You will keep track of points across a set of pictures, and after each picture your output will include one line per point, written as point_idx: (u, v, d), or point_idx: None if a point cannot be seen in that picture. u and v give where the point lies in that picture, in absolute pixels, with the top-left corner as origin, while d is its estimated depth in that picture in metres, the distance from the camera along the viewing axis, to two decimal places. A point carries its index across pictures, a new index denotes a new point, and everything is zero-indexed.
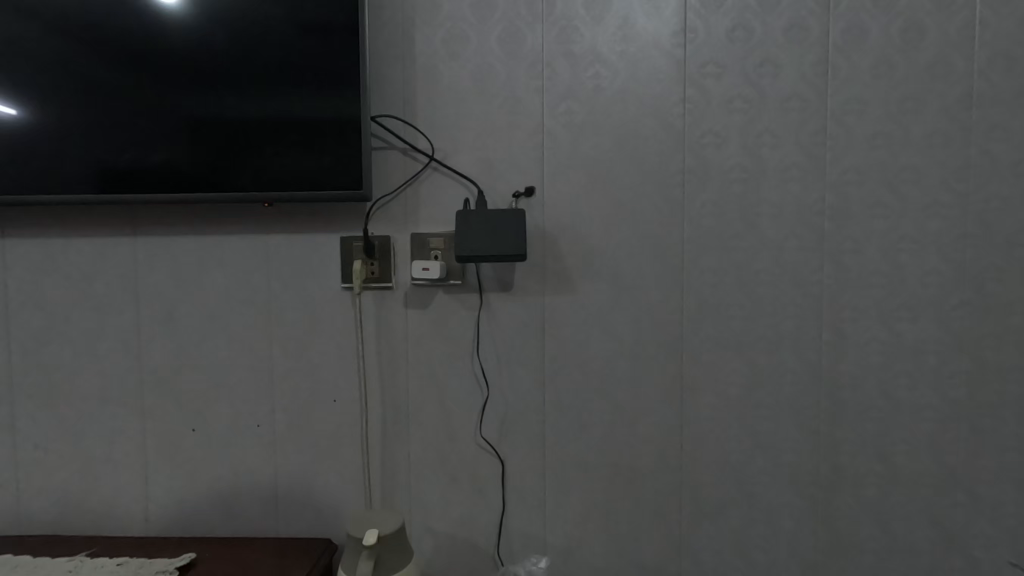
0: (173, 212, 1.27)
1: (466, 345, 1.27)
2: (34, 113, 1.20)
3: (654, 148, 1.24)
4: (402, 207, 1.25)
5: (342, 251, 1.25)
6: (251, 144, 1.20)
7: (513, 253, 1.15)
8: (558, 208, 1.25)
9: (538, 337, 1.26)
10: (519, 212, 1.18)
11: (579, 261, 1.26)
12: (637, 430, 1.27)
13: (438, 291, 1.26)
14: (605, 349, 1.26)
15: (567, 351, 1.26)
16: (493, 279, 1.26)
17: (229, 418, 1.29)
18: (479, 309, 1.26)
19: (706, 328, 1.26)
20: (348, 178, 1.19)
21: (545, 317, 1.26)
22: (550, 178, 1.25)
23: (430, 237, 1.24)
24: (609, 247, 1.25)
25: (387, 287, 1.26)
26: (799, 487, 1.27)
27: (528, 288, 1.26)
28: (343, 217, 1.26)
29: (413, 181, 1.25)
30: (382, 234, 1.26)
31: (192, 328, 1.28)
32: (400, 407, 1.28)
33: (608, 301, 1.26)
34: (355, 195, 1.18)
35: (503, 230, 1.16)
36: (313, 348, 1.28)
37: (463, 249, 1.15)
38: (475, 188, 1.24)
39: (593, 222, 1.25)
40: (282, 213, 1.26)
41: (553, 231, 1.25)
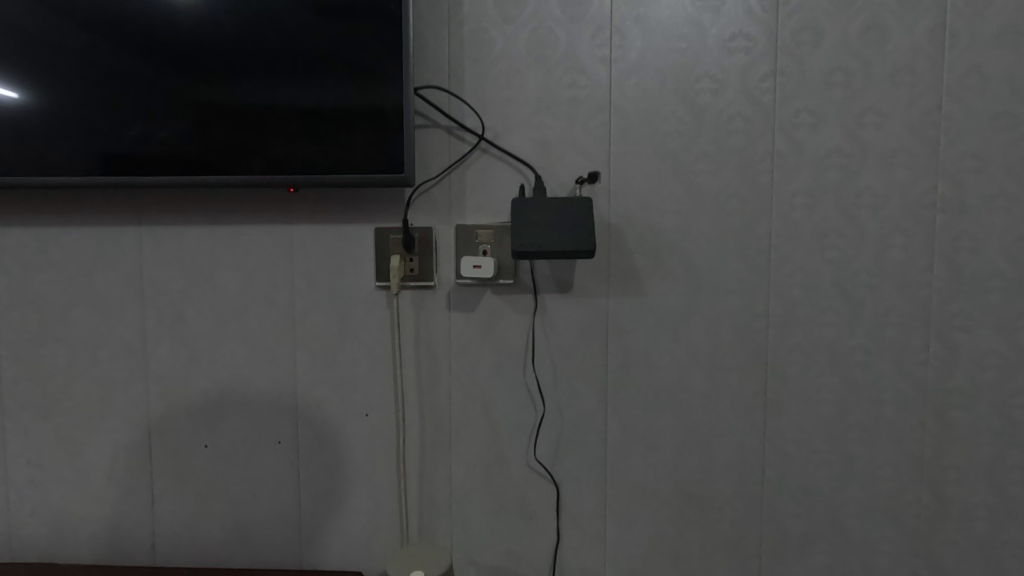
0: (183, 199, 1.11)
1: (517, 354, 1.10)
2: (22, 82, 1.03)
3: (740, 127, 1.07)
4: (446, 195, 1.09)
5: (377, 244, 1.09)
6: (274, 119, 1.03)
7: (578, 248, 0.97)
8: (626, 198, 1.08)
9: (600, 345, 1.10)
10: (585, 201, 1.01)
11: (649, 259, 1.09)
12: (712, 452, 1.11)
13: (487, 291, 1.10)
14: (677, 360, 1.10)
15: (634, 362, 1.10)
16: (549, 278, 1.09)
17: (247, 434, 1.13)
18: (533, 312, 1.10)
19: (794, 337, 1.09)
20: (387, 161, 1.03)
21: (609, 323, 1.10)
22: (617, 163, 1.08)
23: (479, 229, 1.08)
24: (684, 244, 1.09)
25: (428, 286, 1.10)
26: (898, 519, 1.11)
27: (590, 289, 1.09)
28: (379, 205, 1.10)
29: (459, 164, 1.08)
30: (424, 225, 1.09)
31: (205, 331, 1.13)
32: (441, 423, 1.12)
33: (682, 304, 1.09)
34: (395, 181, 1.02)
35: (565, 221, 0.99)
36: (342, 355, 1.12)
37: (519, 244, 0.98)
38: (531, 173, 1.08)
39: (666, 213, 1.08)
40: (308, 200, 1.10)
41: (620, 223, 1.08)
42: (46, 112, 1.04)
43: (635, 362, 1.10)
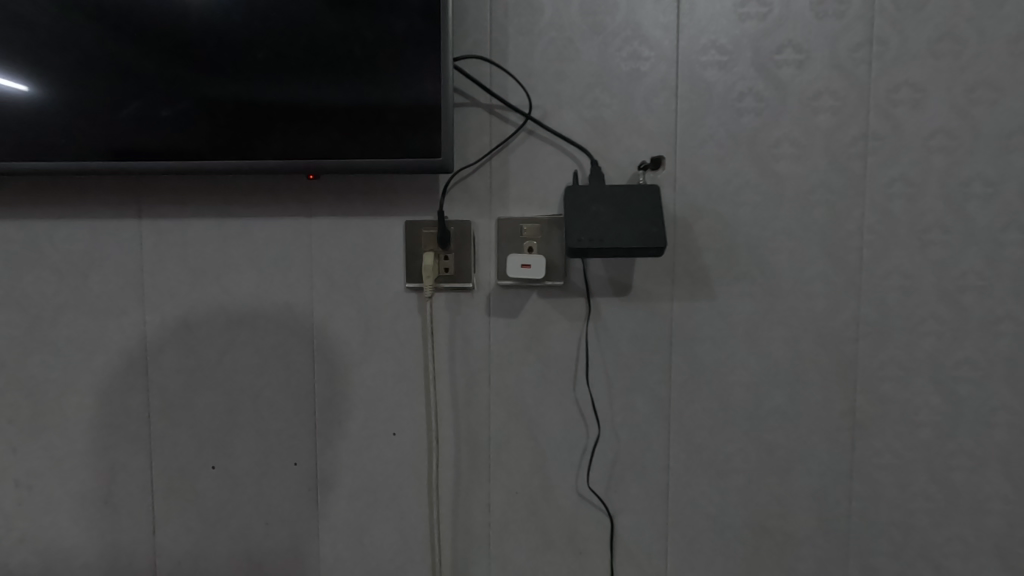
0: (188, 188, 0.98)
1: (566, 367, 0.97)
2: (8, 59, 0.90)
3: (829, 105, 0.92)
4: (487, 184, 0.95)
5: (407, 240, 0.95)
6: (289, 96, 0.89)
7: (648, 244, 0.82)
8: (694, 187, 0.94)
9: (662, 357, 0.96)
10: (651, 190, 0.87)
11: (719, 258, 0.94)
12: (790, 480, 0.96)
13: (532, 294, 0.96)
14: (751, 375, 0.96)
15: (701, 376, 0.96)
16: (605, 280, 0.95)
17: (259, 454, 1.00)
18: (586, 318, 0.96)
19: (888, 349, 0.94)
20: (420, 144, 0.89)
21: (672, 332, 0.95)
22: (684, 147, 0.93)
23: (524, 223, 0.94)
24: (761, 240, 0.94)
25: (465, 288, 0.96)
26: (1007, 561, 0.95)
27: (652, 293, 0.95)
28: (409, 195, 0.96)
29: (502, 149, 0.95)
30: (461, 218, 0.96)
31: (213, 337, 1.00)
32: (479, 444, 0.98)
33: (758, 310, 0.95)
34: (429, 167, 0.89)
35: (630, 214, 0.85)
36: (367, 366, 0.98)
37: (578, 239, 0.83)
38: (584, 158, 0.94)
39: (741, 205, 0.94)
40: (328, 189, 0.97)
41: (686, 217, 0.94)
42: (27, 88, 0.90)
43: (703, 377, 0.96)
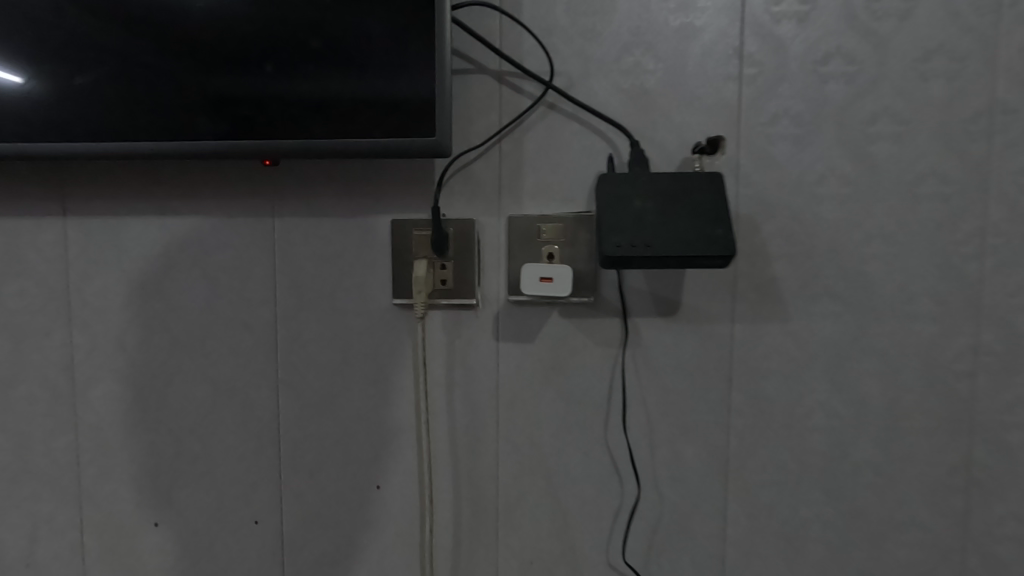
0: (124, 179, 0.79)
1: (596, 406, 0.76)
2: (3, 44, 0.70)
3: (942, 68, 0.70)
4: (495, 173, 0.75)
5: (394, 245, 0.75)
6: (239, 58, 0.69)
7: (712, 251, 0.61)
8: (763, 177, 0.73)
9: (719, 394, 0.75)
10: (711, 179, 0.66)
11: (795, 268, 0.73)
12: (883, 554, 0.75)
13: (552, 313, 0.75)
14: (834, 418, 0.74)
15: (769, 420, 0.75)
16: (645, 295, 0.74)
17: (212, 509, 0.81)
18: (621, 344, 0.75)
19: (1017, 388, 0.72)
20: (407, 119, 0.69)
21: (732, 363, 0.74)
22: (750, 125, 0.72)
23: (543, 222, 0.73)
24: (850, 246, 0.72)
25: (467, 304, 0.76)
26: None
27: (707, 312, 0.74)
28: (396, 187, 0.76)
29: (515, 127, 0.74)
30: (462, 216, 0.75)
31: (155, 365, 0.80)
32: (484, 500, 0.78)
33: (844, 336, 0.73)
34: (420, 149, 0.68)
35: (685, 210, 0.64)
36: (344, 402, 0.79)
37: (618, 243, 0.62)
38: (620, 139, 0.73)
39: (825, 200, 0.72)
40: (296, 179, 0.77)
41: (752, 215, 0.73)
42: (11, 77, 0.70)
43: (771, 421, 0.75)
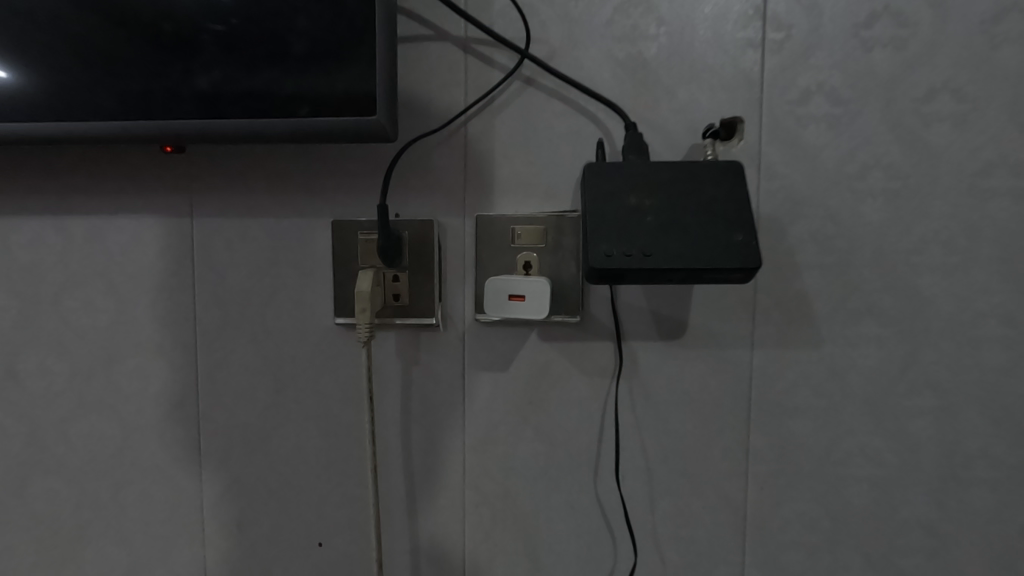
0: (14, 171, 0.65)
1: (582, 449, 0.62)
2: None
3: (1016, 32, 0.56)
4: (459, 163, 0.61)
5: (335, 253, 0.61)
6: (127, 15, 0.54)
7: (728, 262, 0.47)
8: (790, 167, 0.58)
9: (734, 436, 0.61)
10: (727, 168, 0.52)
11: (830, 281, 0.59)
12: None
13: (529, 335, 0.61)
14: (877, 467, 0.60)
15: (795, 468, 0.60)
16: (643, 314, 0.60)
17: (124, 567, 0.68)
18: (614, 374, 0.61)
19: None
20: (338, 92, 0.52)
21: (751, 398, 0.60)
22: (774, 103, 0.58)
23: (517, 224, 0.59)
24: (899, 254, 0.58)
25: (425, 325, 0.62)
26: None
27: (720, 335, 0.60)
28: (337, 181, 0.61)
29: (483, 106, 0.60)
30: (419, 215, 0.61)
31: (52, 395, 0.67)
32: (447, 561, 0.64)
33: (890, 366, 0.59)
34: (353, 131, 0.53)
35: (693, 209, 0.50)
36: (278, 441, 0.65)
37: (608, 251, 0.48)
38: (613, 120, 0.59)
39: (867, 196, 0.58)
40: (217, 170, 0.63)
41: (776, 215, 0.59)
42: None
43: (800, 469, 0.60)
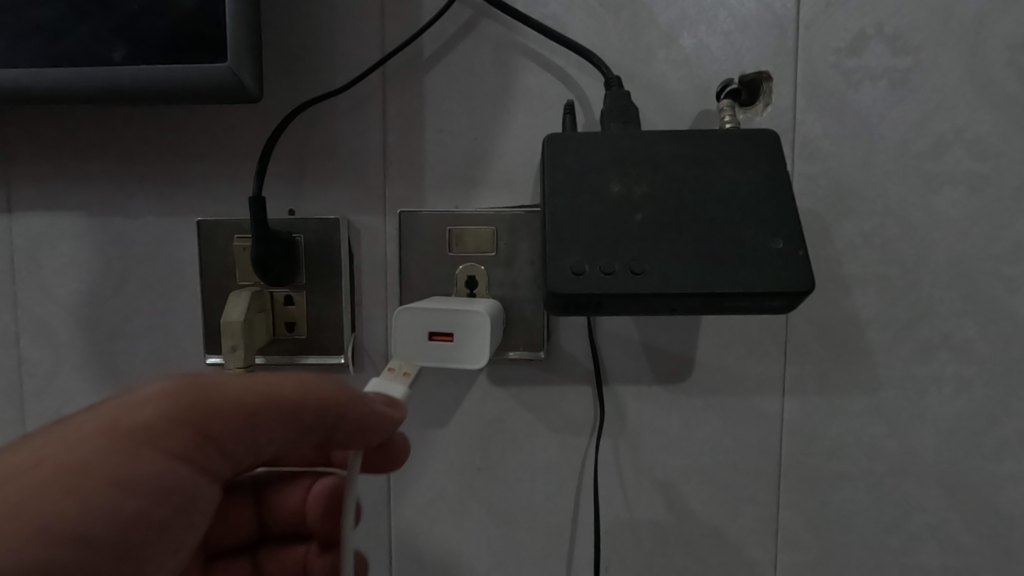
0: None
1: (550, 530, 0.45)
2: None
3: None
4: (375, 139, 0.43)
5: (203, 265, 0.43)
6: None
7: (760, 284, 0.31)
8: (837, 143, 0.42)
9: (759, 515, 0.44)
10: (753, 139, 0.34)
11: (891, 302, 0.42)
12: None
13: (476, 378, 0.44)
14: (955, 556, 0.44)
15: (841, 556, 0.44)
16: (633, 349, 0.44)
17: None
18: (593, 432, 0.44)
19: None
20: (170, 26, 0.35)
21: (781, 461, 0.44)
22: (815, 53, 0.41)
23: (457, 226, 0.42)
24: (986, 264, 0.42)
25: (332, 365, 0.45)
26: None
27: (739, 377, 0.43)
28: (206, 164, 0.44)
29: (405, 59, 0.43)
30: (320, 213, 0.44)
31: None
32: None
33: (973, 417, 0.43)
34: (188, 85, 0.36)
35: (706, 203, 0.33)
36: None
37: (577, 267, 0.31)
38: (589, 77, 0.42)
39: (942, 183, 0.42)
40: (39, 145, 0.45)
41: (817, 210, 0.42)
42: None
43: (847, 557, 0.44)
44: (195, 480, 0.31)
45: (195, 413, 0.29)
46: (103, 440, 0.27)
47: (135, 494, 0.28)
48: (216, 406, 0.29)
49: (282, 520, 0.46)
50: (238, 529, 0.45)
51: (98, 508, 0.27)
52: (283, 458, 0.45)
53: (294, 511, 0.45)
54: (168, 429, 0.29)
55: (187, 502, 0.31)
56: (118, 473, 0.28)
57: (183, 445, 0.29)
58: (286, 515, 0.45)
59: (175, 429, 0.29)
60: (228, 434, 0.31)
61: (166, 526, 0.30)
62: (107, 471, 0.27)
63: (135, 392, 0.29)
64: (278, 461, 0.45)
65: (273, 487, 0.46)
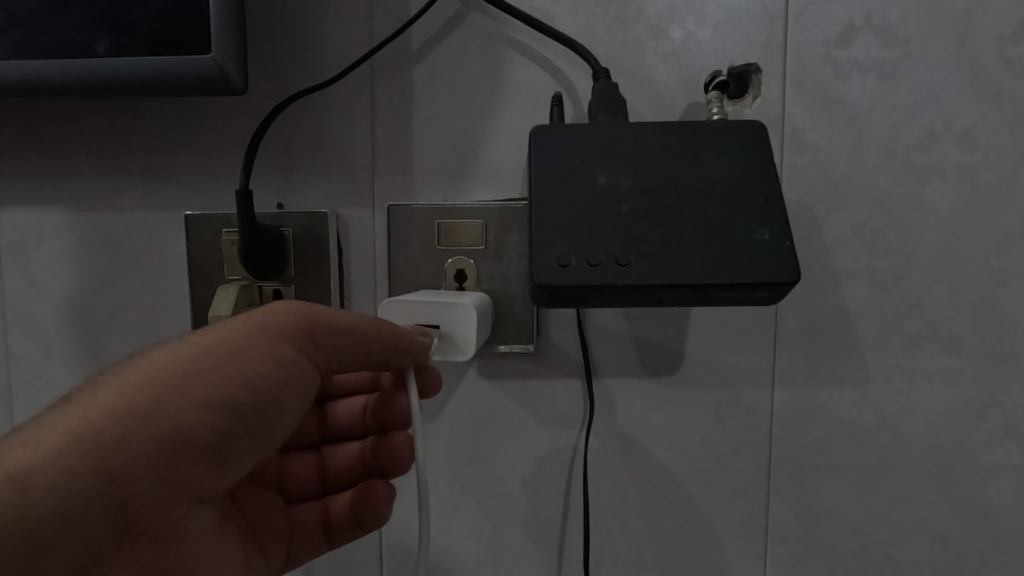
0: None
1: (541, 523, 0.45)
2: None
3: None
4: (364, 132, 0.43)
5: (191, 260, 0.43)
6: None
7: (745, 275, 0.31)
8: (826, 135, 0.42)
9: (749, 506, 0.44)
10: (740, 130, 0.34)
11: (880, 295, 0.42)
12: None
13: (466, 372, 0.44)
14: (944, 547, 0.44)
15: (831, 549, 0.44)
16: (623, 342, 0.44)
17: None
18: (584, 425, 0.44)
19: None
20: (153, 17, 0.35)
21: (771, 454, 0.44)
22: (803, 45, 0.41)
23: (446, 219, 0.42)
24: (975, 256, 0.42)
25: None
26: None
27: (729, 370, 0.43)
28: (194, 157, 0.44)
29: (394, 51, 0.42)
30: (308, 206, 0.44)
31: None
32: None
33: (961, 409, 0.43)
34: (170, 78, 0.35)
35: (691, 193, 0.33)
36: None
37: (563, 258, 0.31)
38: (578, 69, 0.42)
39: (931, 175, 0.42)
40: (24, 139, 0.44)
41: (806, 202, 0.42)
42: None
43: (837, 549, 0.44)
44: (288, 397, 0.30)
45: (298, 326, 0.30)
46: (229, 343, 0.29)
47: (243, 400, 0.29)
48: (318, 320, 0.31)
49: (342, 480, 0.41)
50: (296, 484, 0.40)
51: (216, 402, 0.28)
52: (332, 407, 0.42)
53: (352, 458, 0.41)
54: (281, 336, 0.30)
55: (297, 416, 0.31)
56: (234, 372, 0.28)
57: (292, 352, 0.30)
58: (343, 464, 0.41)
59: (283, 337, 0.30)
60: (320, 349, 0.31)
61: (277, 435, 0.30)
62: (231, 368, 0.28)
63: (258, 311, 0.31)
64: (327, 410, 0.42)
65: (328, 437, 0.42)
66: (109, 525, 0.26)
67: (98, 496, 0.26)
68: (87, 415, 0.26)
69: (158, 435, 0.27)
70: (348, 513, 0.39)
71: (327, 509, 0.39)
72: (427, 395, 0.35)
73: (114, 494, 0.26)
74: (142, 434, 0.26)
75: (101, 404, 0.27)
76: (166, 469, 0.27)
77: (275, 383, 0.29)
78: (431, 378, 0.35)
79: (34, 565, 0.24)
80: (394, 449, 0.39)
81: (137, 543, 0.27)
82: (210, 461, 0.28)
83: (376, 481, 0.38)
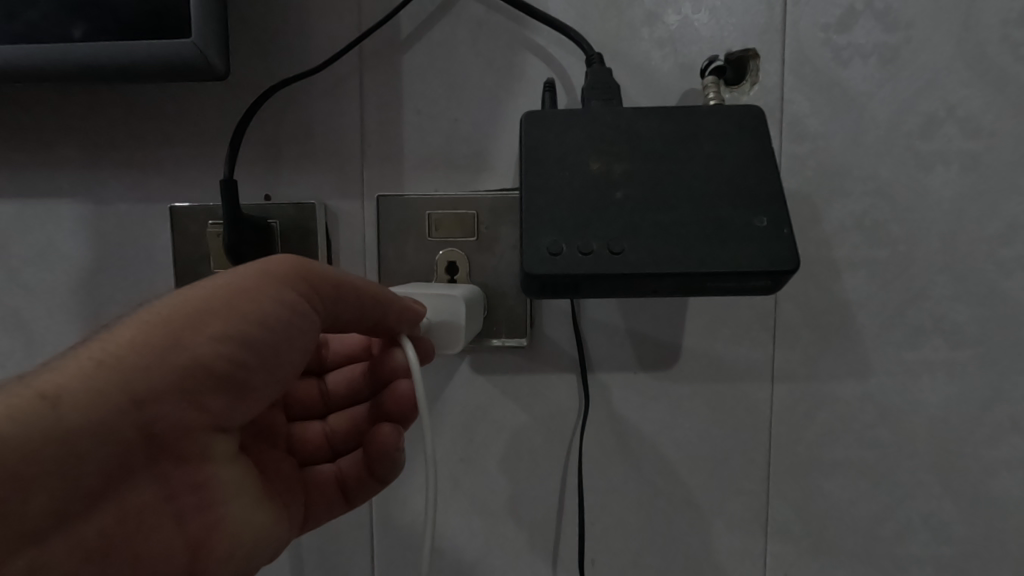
0: None
1: (537, 521, 0.44)
2: None
3: None
4: (353, 121, 0.42)
5: (177, 254, 0.42)
6: None
7: (743, 263, 0.30)
8: (826, 123, 0.41)
9: (749, 502, 0.43)
10: (737, 115, 0.33)
11: (881, 286, 0.41)
12: None
13: (459, 367, 0.43)
14: (948, 543, 0.43)
15: (833, 547, 0.43)
16: (619, 336, 0.43)
17: None
18: (580, 420, 0.43)
19: None
20: (134, 3, 0.34)
21: (771, 450, 0.43)
22: (802, 30, 0.40)
23: (436, 210, 0.41)
24: (979, 246, 0.41)
25: None
26: None
27: (727, 364, 0.42)
28: (180, 148, 0.43)
29: (382, 38, 0.41)
30: (297, 198, 0.43)
31: None
32: None
33: (966, 403, 0.42)
34: (148, 65, 0.34)
35: (687, 179, 0.32)
36: None
37: (554, 247, 0.30)
38: (571, 56, 0.41)
39: (934, 163, 0.41)
40: (7, 129, 0.44)
41: (806, 191, 0.41)
42: None
43: (838, 546, 0.43)
44: (292, 342, 0.30)
45: (296, 275, 0.29)
46: (236, 287, 0.29)
47: (249, 341, 0.28)
48: (314, 268, 0.30)
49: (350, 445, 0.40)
50: (306, 449, 0.39)
51: (224, 340, 0.28)
52: (330, 377, 0.41)
53: (357, 421, 0.40)
54: (282, 282, 0.29)
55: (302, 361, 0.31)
56: (240, 313, 0.28)
57: (293, 298, 0.29)
58: (349, 427, 0.40)
59: (284, 280, 0.29)
60: (319, 299, 0.30)
61: (283, 376, 0.30)
62: (237, 308, 0.28)
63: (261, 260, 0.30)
64: (326, 381, 0.41)
65: (331, 406, 0.41)
66: (132, 444, 0.27)
67: (118, 418, 0.26)
68: (109, 347, 0.27)
69: (173, 367, 0.27)
70: (361, 467, 0.38)
71: (339, 470, 0.38)
72: (420, 362, 0.33)
73: (135, 418, 0.27)
74: (155, 365, 0.27)
75: (122, 337, 0.27)
76: (181, 396, 0.27)
77: (279, 324, 0.29)
78: (423, 345, 0.33)
79: (67, 474, 0.25)
80: (396, 398, 0.37)
81: (157, 464, 0.28)
82: (221, 398, 0.28)
83: (382, 424, 0.37)
